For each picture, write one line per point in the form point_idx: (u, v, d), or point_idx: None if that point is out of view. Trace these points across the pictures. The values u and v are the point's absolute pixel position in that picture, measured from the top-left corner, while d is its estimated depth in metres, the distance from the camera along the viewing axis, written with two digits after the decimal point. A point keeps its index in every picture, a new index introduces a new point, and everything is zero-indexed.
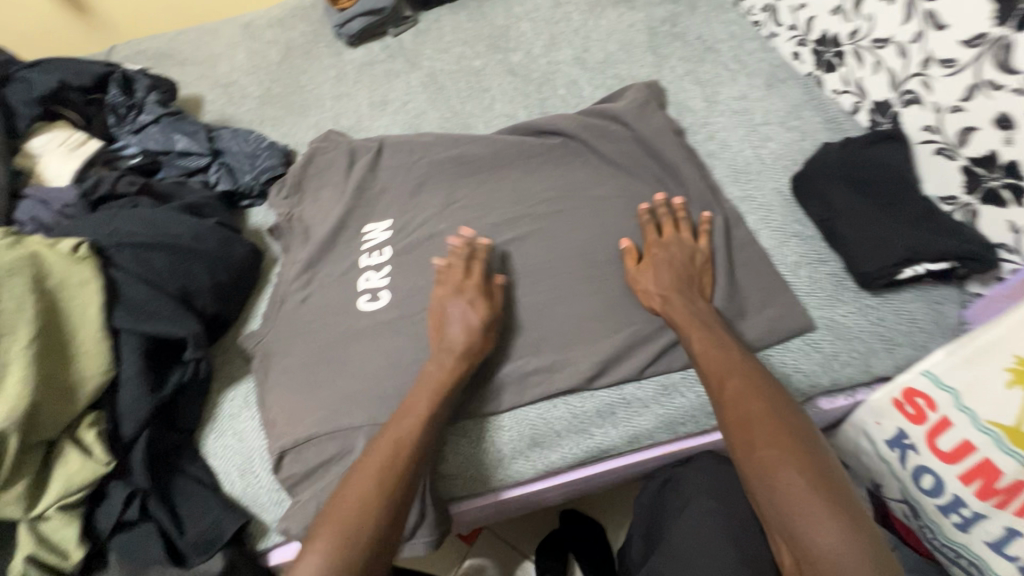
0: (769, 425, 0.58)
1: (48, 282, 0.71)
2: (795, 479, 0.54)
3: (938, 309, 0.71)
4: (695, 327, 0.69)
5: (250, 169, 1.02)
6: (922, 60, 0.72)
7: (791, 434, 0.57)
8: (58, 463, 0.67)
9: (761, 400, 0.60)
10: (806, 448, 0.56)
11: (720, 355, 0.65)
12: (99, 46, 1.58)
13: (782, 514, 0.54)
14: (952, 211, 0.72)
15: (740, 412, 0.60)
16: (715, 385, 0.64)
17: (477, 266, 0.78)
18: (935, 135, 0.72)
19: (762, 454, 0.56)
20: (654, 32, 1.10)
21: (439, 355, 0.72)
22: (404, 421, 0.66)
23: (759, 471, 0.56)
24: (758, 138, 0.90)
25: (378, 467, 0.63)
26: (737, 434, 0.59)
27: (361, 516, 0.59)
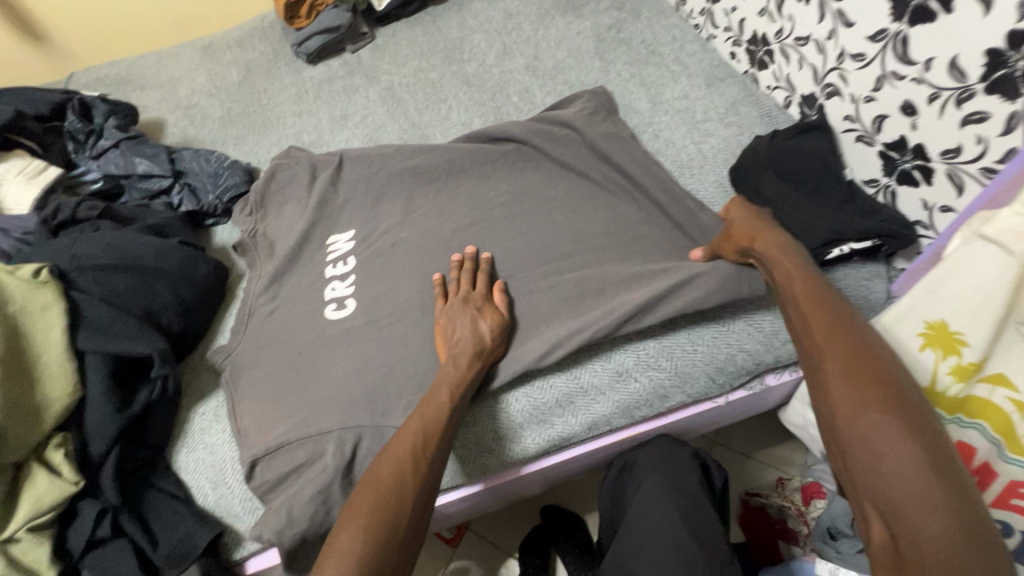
0: (880, 395, 0.54)
1: (9, 308, 0.72)
2: (911, 456, 0.50)
3: (867, 285, 0.76)
4: (799, 289, 0.65)
5: (213, 188, 1.03)
6: (837, 55, 0.78)
7: (902, 409, 0.53)
8: (27, 485, 0.67)
9: (872, 371, 0.56)
10: (920, 422, 0.52)
11: (822, 321, 0.61)
12: (54, 72, 1.58)
13: (884, 490, 0.50)
14: (875, 192, 0.78)
15: (848, 381, 0.56)
16: (817, 348, 0.60)
17: (482, 277, 0.82)
18: (855, 124, 0.78)
19: (873, 426, 0.52)
20: (601, 38, 1.15)
21: (454, 357, 0.73)
22: (433, 411, 0.67)
23: (858, 445, 0.53)
24: (700, 134, 0.95)
25: (405, 451, 0.64)
26: (842, 403, 0.55)
27: (408, 497, 0.61)
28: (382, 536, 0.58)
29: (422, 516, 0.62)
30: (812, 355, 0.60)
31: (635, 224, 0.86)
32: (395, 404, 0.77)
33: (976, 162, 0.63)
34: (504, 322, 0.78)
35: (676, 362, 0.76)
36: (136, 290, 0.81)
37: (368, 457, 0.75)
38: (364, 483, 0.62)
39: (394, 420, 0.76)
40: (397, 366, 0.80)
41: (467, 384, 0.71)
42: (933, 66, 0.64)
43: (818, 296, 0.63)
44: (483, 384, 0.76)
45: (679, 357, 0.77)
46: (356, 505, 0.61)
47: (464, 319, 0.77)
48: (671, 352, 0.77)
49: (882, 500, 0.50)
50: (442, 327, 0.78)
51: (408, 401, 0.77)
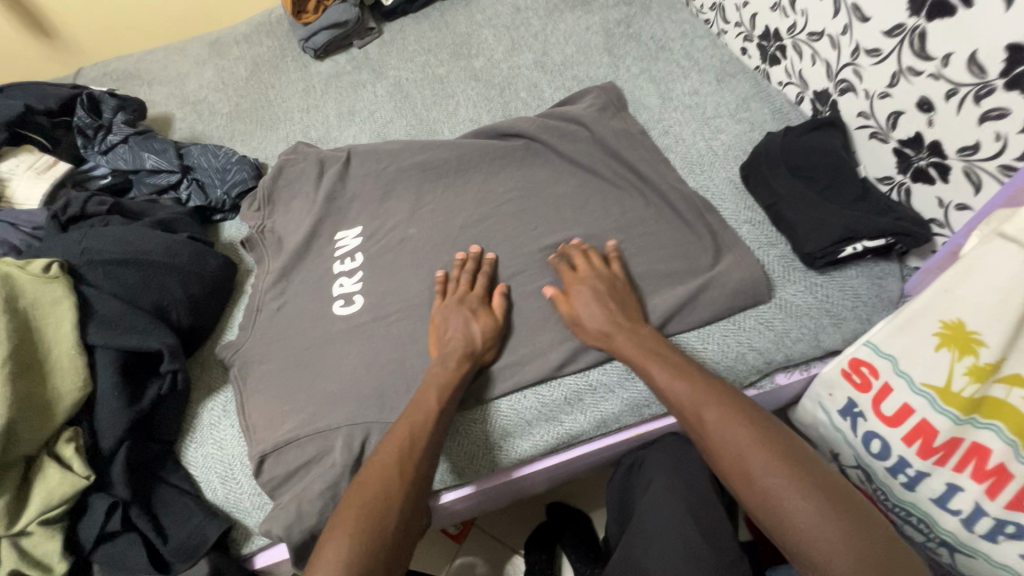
0: (762, 447, 0.57)
1: (21, 302, 0.72)
2: (795, 497, 0.53)
3: (880, 283, 0.75)
4: (648, 359, 0.68)
5: (221, 184, 1.03)
6: (852, 51, 0.77)
7: (783, 446, 0.57)
8: (38, 479, 0.67)
9: (750, 420, 0.59)
10: (800, 458, 0.56)
11: (686, 386, 0.64)
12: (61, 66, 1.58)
13: (787, 528, 0.53)
14: (890, 190, 0.77)
15: (724, 442, 0.58)
16: (695, 416, 0.62)
17: (482, 279, 0.82)
18: (869, 121, 0.77)
19: (764, 478, 0.55)
20: (610, 33, 1.14)
21: (443, 358, 0.74)
22: (421, 415, 0.68)
23: (766, 497, 0.54)
24: (710, 130, 0.94)
25: (395, 453, 0.64)
26: (727, 459, 0.58)
27: (394, 502, 0.60)
28: (370, 542, 0.57)
29: (409, 522, 0.61)
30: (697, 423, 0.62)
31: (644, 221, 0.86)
32: (404, 400, 0.77)
33: (995, 159, 0.62)
34: (498, 323, 0.78)
35: None
36: (146, 285, 0.81)
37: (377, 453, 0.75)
38: (347, 492, 0.62)
39: None
40: (405, 363, 0.80)
41: (456, 387, 0.72)
42: (951, 61, 0.63)
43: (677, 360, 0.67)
44: (480, 384, 0.77)
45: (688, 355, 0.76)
46: (340, 513, 0.60)
47: (598, 310, 0.73)
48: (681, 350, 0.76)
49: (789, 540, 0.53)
50: (436, 326, 0.78)
51: None
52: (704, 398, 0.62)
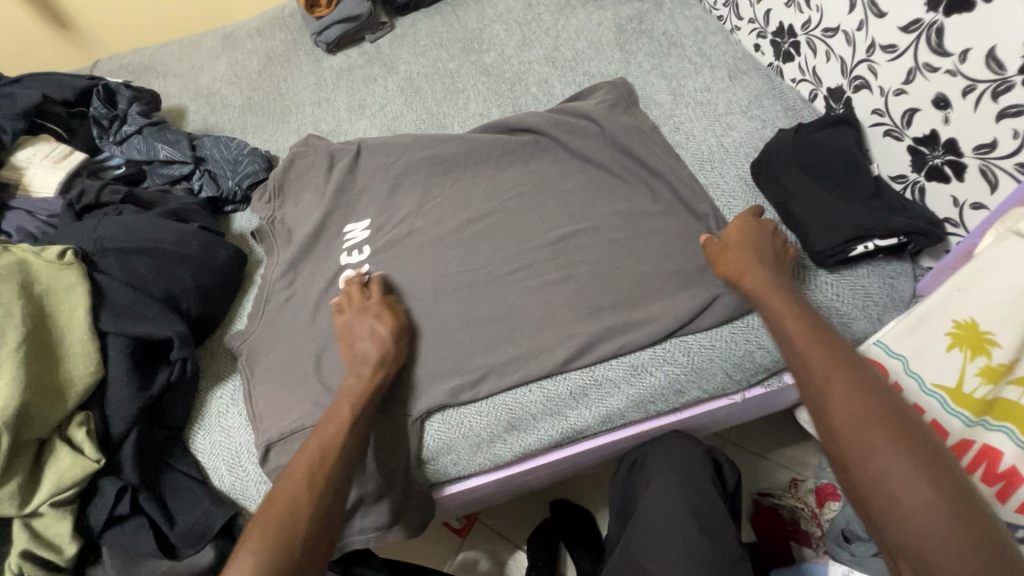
0: (890, 428, 0.48)
1: (35, 288, 0.73)
2: (920, 486, 0.45)
3: (892, 283, 0.74)
4: (783, 310, 0.63)
5: (232, 175, 1.04)
6: (867, 47, 0.76)
7: (913, 436, 0.48)
8: (50, 461, 0.69)
9: (884, 400, 0.50)
10: (934, 456, 0.46)
11: (818, 347, 0.57)
12: (80, 59, 1.60)
13: (899, 521, 0.45)
14: (903, 189, 0.76)
15: (845, 405, 0.51)
16: (817, 374, 0.55)
17: (376, 285, 0.83)
18: (883, 118, 0.76)
19: (879, 459, 0.47)
20: (623, 29, 1.13)
21: (356, 368, 0.74)
22: (331, 425, 0.68)
23: (878, 479, 0.47)
24: (721, 127, 0.94)
25: (305, 463, 0.64)
26: (841, 426, 0.51)
27: (303, 512, 0.59)
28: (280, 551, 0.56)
29: (321, 531, 0.60)
30: (818, 384, 0.55)
31: (653, 216, 0.85)
32: (410, 392, 0.77)
33: (1012, 157, 0.60)
34: (400, 332, 0.78)
35: (693, 358, 0.75)
36: (157, 274, 0.81)
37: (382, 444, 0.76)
38: (262, 506, 0.60)
39: (406, 408, 0.77)
40: (411, 355, 0.80)
41: (370, 394, 0.71)
42: (969, 57, 0.62)
43: (810, 319, 0.61)
44: (477, 379, 0.77)
45: (695, 352, 0.76)
46: (252, 525, 0.59)
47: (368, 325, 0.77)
48: (688, 347, 0.76)
49: (896, 532, 0.45)
50: (343, 336, 0.78)
51: (422, 390, 0.77)
52: (834, 361, 0.55)
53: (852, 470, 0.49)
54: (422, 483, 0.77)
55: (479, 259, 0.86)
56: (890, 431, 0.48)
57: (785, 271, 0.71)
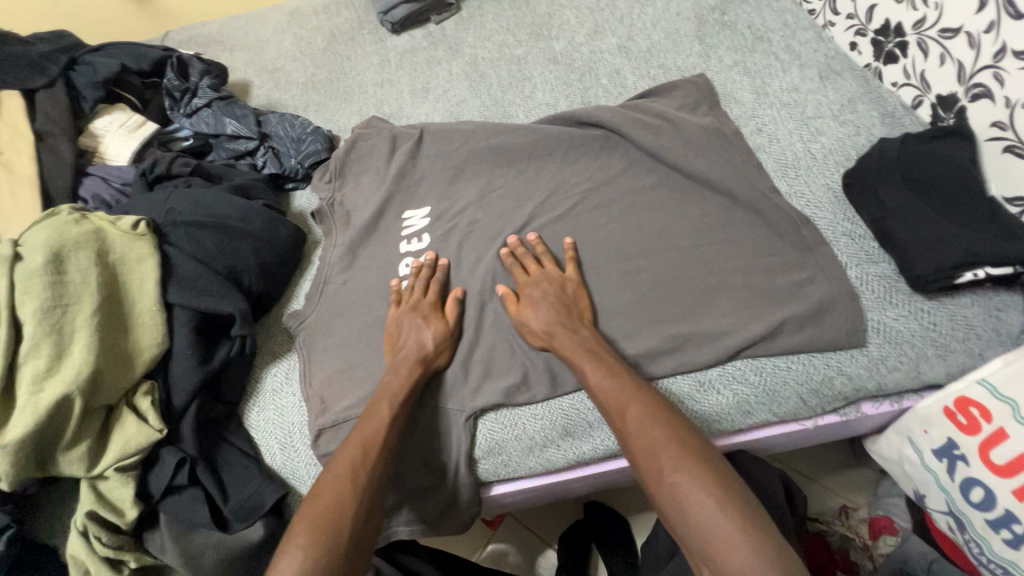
0: (674, 450, 0.58)
1: (110, 256, 0.75)
2: (703, 497, 0.53)
3: (998, 316, 0.68)
4: (580, 357, 0.69)
5: (295, 153, 1.04)
6: (995, 52, 0.68)
7: (700, 456, 0.57)
8: (116, 427, 0.70)
9: (664, 426, 0.60)
10: (714, 469, 0.56)
11: (615, 385, 0.65)
12: (156, 29, 1.64)
13: (698, 534, 0.52)
14: (1021, 213, 0.68)
15: (643, 435, 0.60)
16: (613, 413, 0.64)
17: (435, 286, 0.82)
18: (1005, 132, 0.68)
19: (672, 475, 0.56)
20: (703, 20, 1.07)
21: (396, 366, 0.74)
22: (372, 423, 0.69)
23: (677, 496, 0.55)
24: (809, 132, 0.87)
25: (352, 456, 0.65)
26: (643, 456, 0.59)
27: (348, 505, 0.61)
28: (327, 542, 0.57)
29: (363, 532, 0.60)
30: (618, 419, 0.64)
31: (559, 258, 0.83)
32: (464, 389, 0.76)
33: None
34: (452, 327, 0.78)
35: (766, 379, 0.71)
36: (224, 250, 0.82)
37: (433, 438, 0.75)
38: (312, 497, 0.62)
39: (459, 404, 0.75)
40: (466, 351, 0.78)
41: (408, 394, 0.72)
42: None
43: (603, 359, 0.69)
44: (540, 381, 0.75)
45: (769, 373, 0.71)
46: (306, 512, 0.61)
47: (545, 310, 0.74)
48: (760, 367, 0.72)
49: (697, 543, 0.52)
50: (391, 334, 0.79)
51: (475, 387, 0.76)
52: (625, 395, 0.64)
53: (656, 492, 0.57)
54: (473, 480, 0.76)
55: (540, 256, 0.84)
56: (677, 454, 0.57)
57: (576, 310, 0.75)
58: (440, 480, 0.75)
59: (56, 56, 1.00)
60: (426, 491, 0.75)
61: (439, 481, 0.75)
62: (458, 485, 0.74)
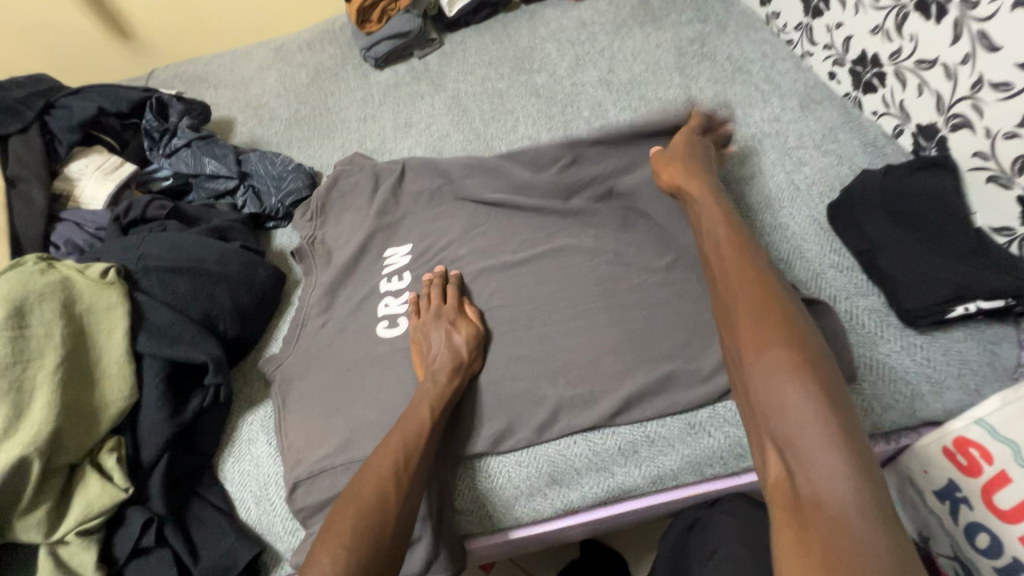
0: (782, 332, 0.53)
1: (77, 307, 0.72)
2: (797, 385, 0.48)
3: (992, 350, 0.66)
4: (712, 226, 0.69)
5: (276, 192, 1.02)
6: (972, 83, 0.68)
7: (808, 346, 0.52)
8: (79, 487, 0.67)
9: (775, 308, 0.55)
10: (819, 362, 0.50)
11: (737, 262, 0.62)
12: (124, 67, 1.63)
13: (780, 423, 0.48)
14: (1008, 242, 0.67)
15: (750, 313, 0.56)
16: (731, 286, 0.60)
17: (452, 291, 0.82)
18: (987, 162, 0.67)
19: (770, 355, 0.52)
20: (682, 52, 1.07)
21: (433, 373, 0.73)
22: (413, 427, 0.67)
23: (767, 373, 0.51)
24: (792, 162, 0.87)
25: (389, 459, 0.64)
26: (747, 330, 0.55)
27: (390, 506, 0.61)
28: (365, 553, 0.57)
29: (397, 540, 0.60)
30: (731, 295, 0.60)
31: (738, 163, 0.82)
32: (449, 435, 0.74)
33: None
34: (479, 332, 0.78)
35: None
36: (197, 295, 0.80)
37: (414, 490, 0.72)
38: (340, 505, 0.62)
39: (442, 452, 0.73)
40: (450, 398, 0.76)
41: (447, 401, 0.71)
42: None
43: (739, 235, 0.66)
44: (518, 430, 0.73)
45: None
46: (335, 523, 0.59)
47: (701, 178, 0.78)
48: None
49: (778, 430, 0.48)
50: (417, 344, 0.78)
51: (458, 433, 0.74)
52: (745, 273, 0.60)
53: (748, 369, 0.53)
54: (457, 532, 0.72)
55: (523, 293, 0.82)
56: (788, 340, 0.52)
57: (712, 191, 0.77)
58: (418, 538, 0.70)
59: (32, 100, 0.99)
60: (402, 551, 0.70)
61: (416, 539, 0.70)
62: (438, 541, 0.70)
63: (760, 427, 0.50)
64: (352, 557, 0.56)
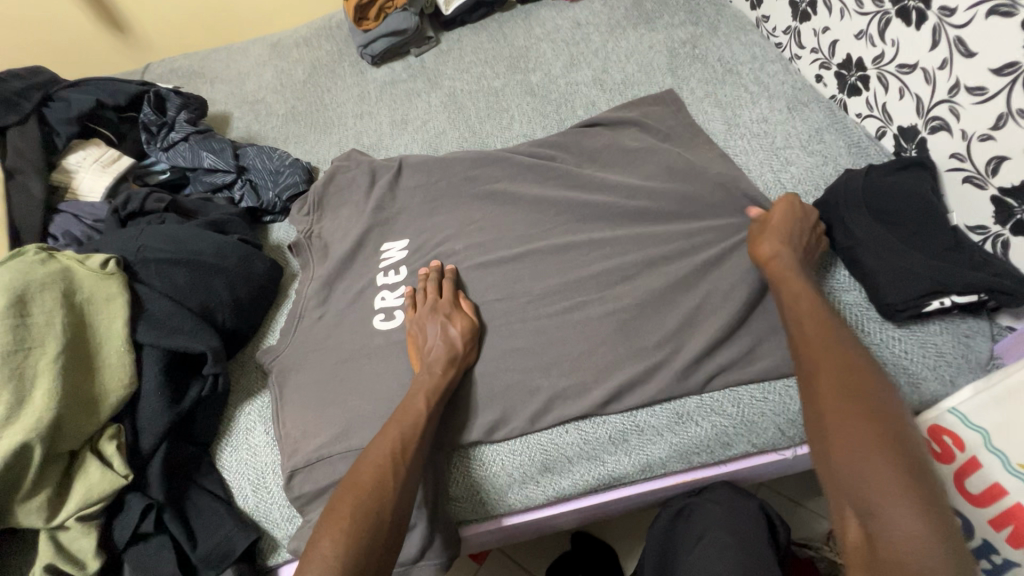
0: (859, 394, 0.52)
1: (77, 297, 0.73)
2: (874, 452, 0.48)
3: (966, 343, 0.69)
4: (792, 295, 0.67)
5: (273, 186, 1.04)
6: (949, 87, 0.71)
7: (885, 408, 0.51)
8: (79, 473, 0.68)
9: (856, 368, 0.54)
10: (898, 425, 0.50)
11: (816, 326, 0.60)
12: (117, 62, 1.63)
13: (857, 489, 0.48)
14: (983, 241, 0.70)
15: (829, 374, 0.55)
16: (806, 351, 0.59)
17: (447, 285, 0.83)
18: (964, 163, 0.70)
19: (846, 419, 0.51)
20: (674, 53, 1.10)
21: (429, 365, 0.75)
22: (410, 417, 0.69)
23: (840, 439, 0.51)
24: (779, 162, 0.89)
25: (387, 448, 0.66)
26: (825, 389, 0.54)
27: (389, 492, 0.62)
28: (363, 538, 0.58)
29: (396, 525, 0.61)
30: (807, 356, 0.59)
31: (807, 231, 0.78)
32: (444, 425, 0.75)
33: None
34: (474, 325, 0.79)
35: (743, 410, 0.72)
36: (196, 286, 0.81)
37: None
38: (340, 492, 0.63)
39: (435, 440, 0.74)
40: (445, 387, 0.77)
41: (443, 391, 0.73)
42: None
43: (815, 303, 0.64)
44: (513, 418, 0.74)
45: (745, 404, 0.72)
46: (335, 510, 0.61)
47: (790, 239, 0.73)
48: (738, 399, 0.72)
49: (856, 497, 0.48)
50: (413, 336, 0.80)
51: (452, 422, 0.75)
52: (824, 334, 0.59)
53: (823, 431, 0.53)
54: (452, 519, 0.74)
55: (517, 287, 0.84)
56: (867, 409, 0.51)
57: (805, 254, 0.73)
58: None
59: (30, 93, 0.99)
60: None
61: None
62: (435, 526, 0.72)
63: (839, 493, 0.50)
64: (351, 542, 0.58)
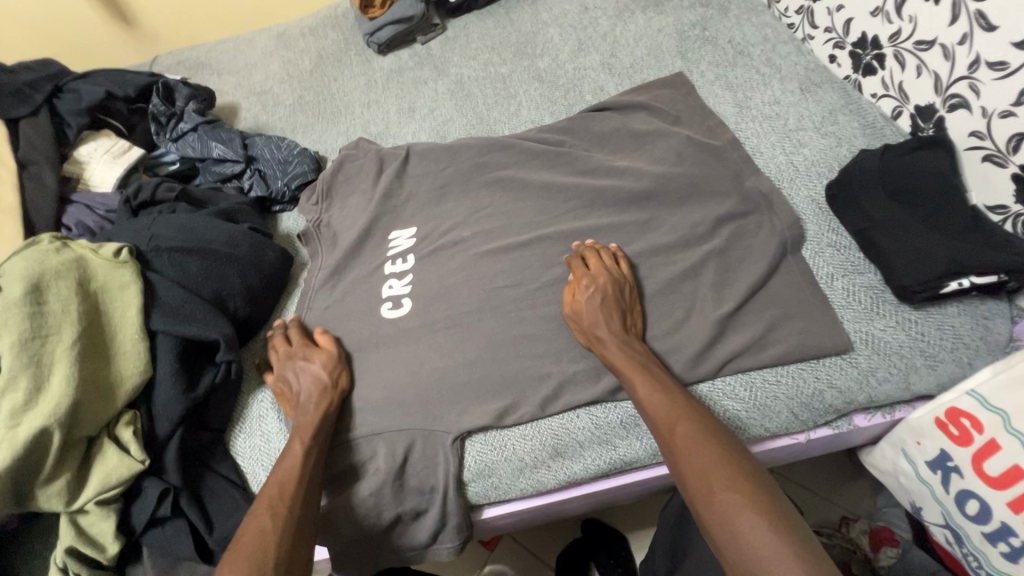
0: (723, 465, 0.56)
1: (92, 285, 0.74)
2: (750, 519, 0.51)
3: (985, 324, 0.68)
4: (632, 370, 0.67)
5: (282, 175, 1.03)
6: (969, 63, 0.69)
7: (746, 471, 0.55)
8: (97, 458, 0.69)
9: (716, 438, 0.58)
10: (760, 485, 0.54)
11: (665, 403, 0.63)
12: (127, 55, 1.64)
13: (748, 559, 0.50)
14: (1002, 221, 0.69)
15: (690, 450, 0.58)
16: (665, 430, 0.61)
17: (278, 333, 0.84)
18: (984, 141, 0.69)
19: (720, 492, 0.54)
20: (684, 36, 1.08)
21: (302, 407, 0.75)
22: (287, 461, 0.68)
23: (723, 513, 0.53)
24: (792, 144, 0.88)
25: (264, 498, 0.64)
26: (692, 467, 0.57)
27: (274, 537, 0.60)
28: None
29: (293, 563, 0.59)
30: (666, 435, 0.61)
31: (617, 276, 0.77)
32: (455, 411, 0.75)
33: None
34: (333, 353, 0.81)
35: (756, 394, 0.70)
36: (208, 275, 0.81)
37: (420, 462, 0.74)
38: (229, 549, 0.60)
39: (446, 426, 0.74)
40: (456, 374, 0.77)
41: (319, 427, 0.72)
42: None
43: (652, 372, 0.67)
44: (523, 403, 0.74)
45: (758, 388, 0.71)
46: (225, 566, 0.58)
47: (606, 304, 0.72)
48: (751, 382, 0.71)
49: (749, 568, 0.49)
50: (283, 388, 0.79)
51: (463, 408, 0.75)
52: (674, 410, 0.62)
53: (704, 509, 0.54)
54: (464, 503, 0.74)
55: (526, 273, 0.83)
56: (729, 474, 0.55)
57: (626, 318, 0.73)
58: (429, 505, 0.73)
59: (41, 84, 1.00)
60: (414, 518, 0.74)
61: (428, 505, 0.73)
62: (448, 510, 0.73)
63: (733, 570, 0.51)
64: None
